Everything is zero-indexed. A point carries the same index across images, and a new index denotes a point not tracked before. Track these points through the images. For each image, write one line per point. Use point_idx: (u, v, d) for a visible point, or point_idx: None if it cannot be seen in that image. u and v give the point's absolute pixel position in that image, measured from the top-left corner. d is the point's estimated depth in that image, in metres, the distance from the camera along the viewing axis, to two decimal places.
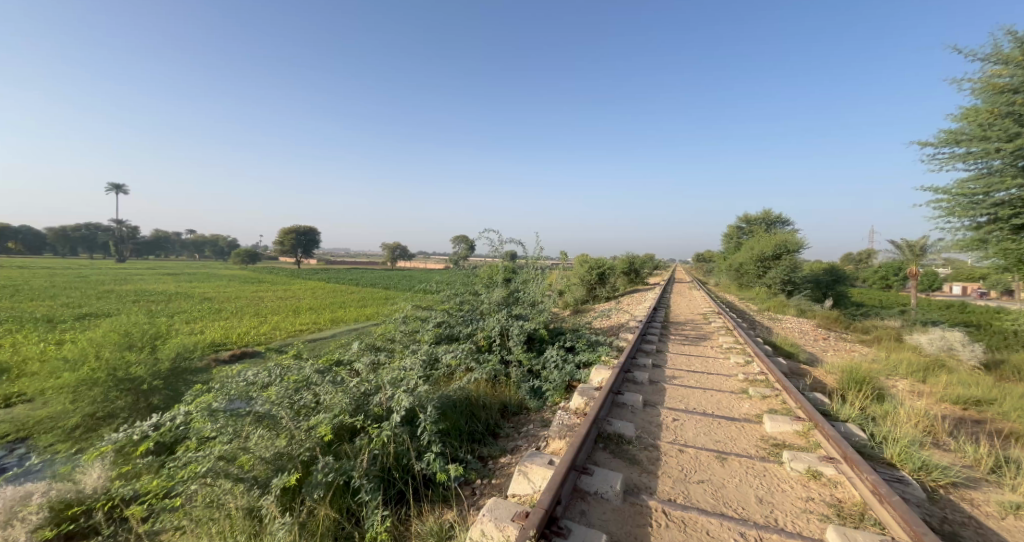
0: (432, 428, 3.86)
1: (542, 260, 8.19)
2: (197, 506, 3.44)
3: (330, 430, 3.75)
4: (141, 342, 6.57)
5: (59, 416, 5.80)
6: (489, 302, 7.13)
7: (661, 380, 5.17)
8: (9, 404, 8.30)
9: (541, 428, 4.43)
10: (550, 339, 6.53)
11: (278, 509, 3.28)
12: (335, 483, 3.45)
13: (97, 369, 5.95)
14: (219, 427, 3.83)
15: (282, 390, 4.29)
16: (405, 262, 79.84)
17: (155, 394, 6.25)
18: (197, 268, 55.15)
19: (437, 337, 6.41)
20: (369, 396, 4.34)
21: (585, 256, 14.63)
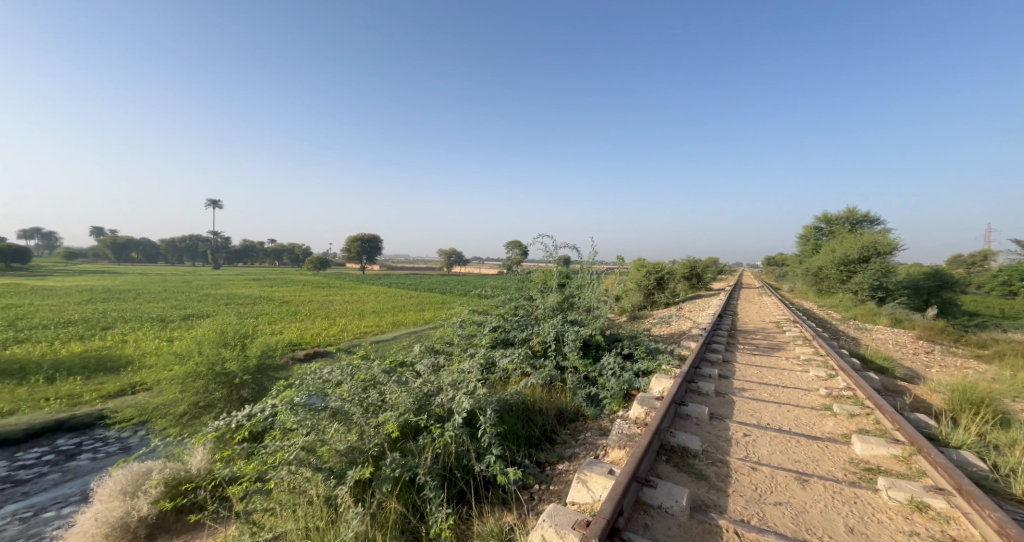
0: (492, 431, 3.94)
1: (598, 264, 8.01)
2: (282, 491, 3.79)
3: (396, 428, 3.96)
4: (233, 340, 7.29)
5: (171, 403, 6.64)
6: (544, 307, 7.14)
7: (729, 391, 4.89)
8: (133, 390, 9.62)
9: (599, 437, 4.37)
10: (607, 346, 6.41)
11: (351, 499, 3.54)
12: (402, 478, 3.64)
13: (200, 363, 6.72)
14: (299, 420, 4.18)
15: (352, 388, 4.59)
16: (462, 267, 81.92)
17: (245, 387, 6.92)
18: (277, 274, 60.49)
19: (493, 341, 6.54)
20: (431, 396, 4.52)
21: (643, 260, 14.18)
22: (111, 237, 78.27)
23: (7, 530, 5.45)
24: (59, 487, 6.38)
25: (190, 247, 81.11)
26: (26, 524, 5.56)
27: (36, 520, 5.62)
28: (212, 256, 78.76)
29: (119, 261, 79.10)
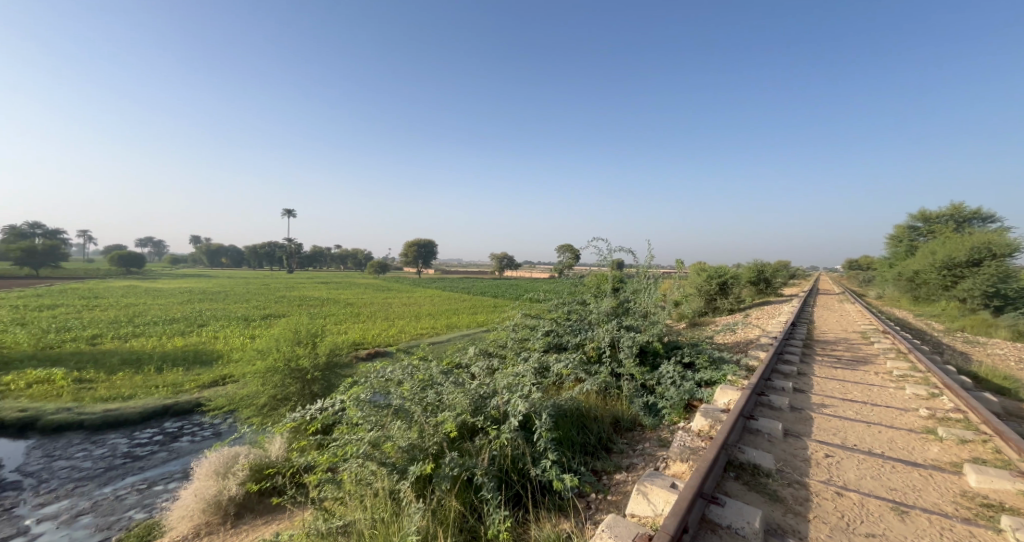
0: (548, 435, 3.89)
1: (654, 268, 7.71)
2: (351, 481, 4.00)
3: (454, 428, 4.02)
4: (305, 339, 7.78)
5: (254, 395, 7.24)
6: (598, 311, 6.96)
7: (805, 407, 4.50)
8: (223, 381, 10.59)
9: (659, 448, 4.18)
10: (665, 353, 6.13)
11: (413, 495, 3.65)
12: (460, 477, 3.69)
13: (278, 359, 7.25)
14: (364, 416, 4.38)
15: (412, 387, 4.73)
16: (515, 272, 82.52)
17: (316, 383, 7.37)
18: (343, 277, 64.40)
19: (547, 345, 6.50)
20: (487, 398, 4.55)
21: (704, 264, 13.52)
22: (204, 245, 87.30)
23: (127, 498, 6.21)
24: (166, 464, 7.16)
25: (268, 252, 88.44)
26: (141, 495, 6.29)
27: (149, 492, 6.35)
28: (286, 261, 85.31)
29: (210, 266, 87.88)
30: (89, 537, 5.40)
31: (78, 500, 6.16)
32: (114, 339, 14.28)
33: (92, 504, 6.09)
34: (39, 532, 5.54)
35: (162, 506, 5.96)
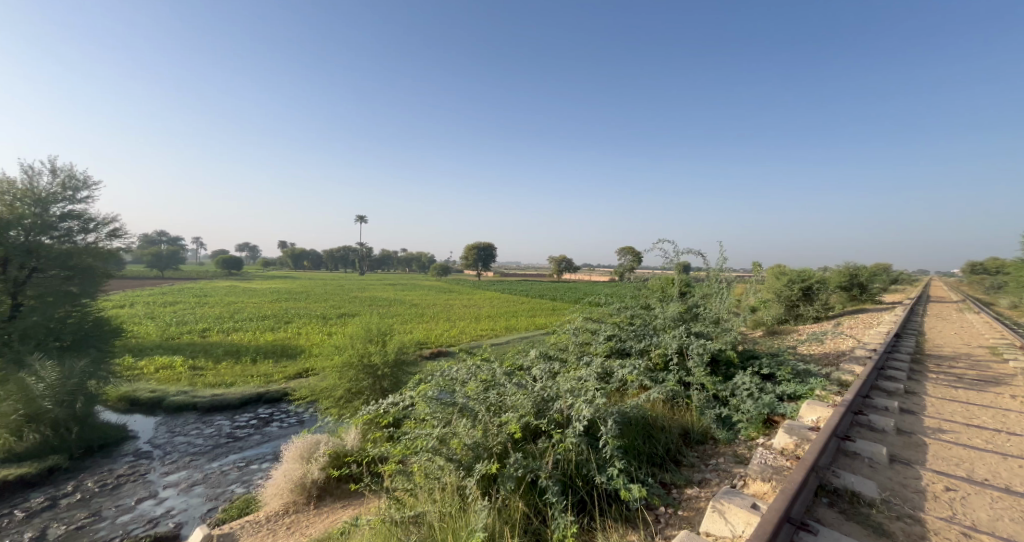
0: (614, 443, 3.81)
1: (727, 272, 7.29)
2: (421, 474, 4.21)
3: (518, 429, 4.07)
4: (376, 336, 8.24)
5: (333, 388, 7.82)
6: (664, 316, 6.69)
7: (913, 431, 4.01)
8: (305, 374, 11.53)
9: (735, 465, 3.95)
10: (740, 363, 5.75)
11: (479, 492, 3.77)
12: (525, 479, 3.74)
13: (351, 355, 7.76)
14: (432, 413, 4.57)
15: (476, 387, 4.85)
16: (575, 275, 81.66)
17: (386, 379, 7.81)
18: (409, 279, 67.71)
19: (609, 351, 6.37)
20: (550, 401, 4.54)
21: (784, 268, 12.55)
22: (289, 249, 95.97)
23: (230, 474, 6.95)
24: (261, 446, 7.93)
25: (343, 256, 94.81)
26: (241, 472, 7.03)
27: (248, 469, 7.08)
28: (359, 264, 90.93)
29: (293, 269, 95.94)
30: (201, 505, 6.13)
31: (193, 472, 7.01)
32: (219, 332, 16.10)
33: (203, 476, 6.90)
34: (164, 496, 6.38)
35: (258, 482, 6.62)
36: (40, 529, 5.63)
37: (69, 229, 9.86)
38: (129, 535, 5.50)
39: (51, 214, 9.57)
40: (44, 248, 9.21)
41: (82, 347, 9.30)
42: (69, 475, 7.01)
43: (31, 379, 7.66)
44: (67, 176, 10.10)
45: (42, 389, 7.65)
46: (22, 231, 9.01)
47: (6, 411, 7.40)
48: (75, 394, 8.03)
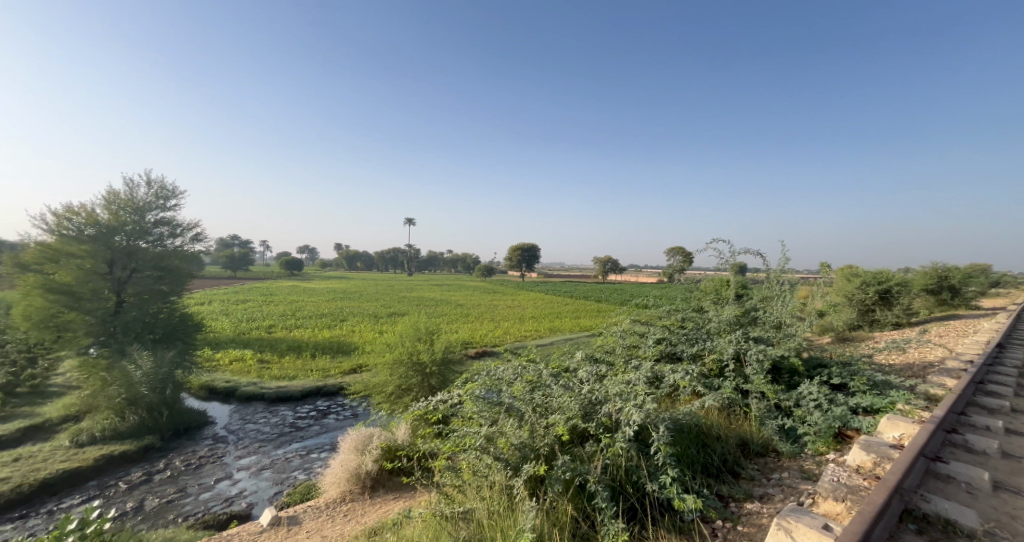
0: (666, 450, 3.70)
1: (788, 273, 6.86)
2: (469, 471, 4.32)
3: (565, 431, 4.06)
4: (424, 335, 8.48)
5: (385, 384, 8.15)
6: (718, 320, 6.42)
7: (1021, 456, 3.60)
8: (359, 370, 12.09)
9: (801, 481, 3.73)
10: (806, 372, 5.40)
11: (526, 492, 3.81)
12: (573, 482, 3.73)
13: (401, 353, 8.05)
14: (479, 411, 4.66)
15: (522, 388, 4.88)
16: (621, 277, 79.90)
17: (433, 377, 8.03)
18: (453, 280, 69.25)
19: (658, 355, 6.20)
20: (597, 404, 4.49)
21: (856, 269, 11.61)
22: (343, 252, 101.01)
23: (294, 461, 7.43)
24: (320, 436, 8.41)
25: (393, 257, 98.43)
26: (303, 459, 7.49)
27: (309, 458, 7.53)
28: (408, 265, 93.90)
29: (348, 270, 100.75)
30: (269, 488, 6.60)
31: (262, 457, 7.55)
32: (283, 329, 17.26)
33: (270, 461, 7.41)
34: (238, 478, 6.92)
35: (318, 470, 7.01)
36: (139, 500, 6.29)
37: (161, 234, 10.95)
38: (210, 511, 6.02)
39: (146, 221, 10.68)
40: (140, 251, 10.31)
41: (171, 339, 10.32)
42: (161, 453, 7.78)
43: (131, 367, 8.67)
44: (159, 187, 11.20)
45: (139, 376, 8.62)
46: (124, 237, 10.19)
47: (114, 395, 8.50)
48: (166, 382, 8.96)
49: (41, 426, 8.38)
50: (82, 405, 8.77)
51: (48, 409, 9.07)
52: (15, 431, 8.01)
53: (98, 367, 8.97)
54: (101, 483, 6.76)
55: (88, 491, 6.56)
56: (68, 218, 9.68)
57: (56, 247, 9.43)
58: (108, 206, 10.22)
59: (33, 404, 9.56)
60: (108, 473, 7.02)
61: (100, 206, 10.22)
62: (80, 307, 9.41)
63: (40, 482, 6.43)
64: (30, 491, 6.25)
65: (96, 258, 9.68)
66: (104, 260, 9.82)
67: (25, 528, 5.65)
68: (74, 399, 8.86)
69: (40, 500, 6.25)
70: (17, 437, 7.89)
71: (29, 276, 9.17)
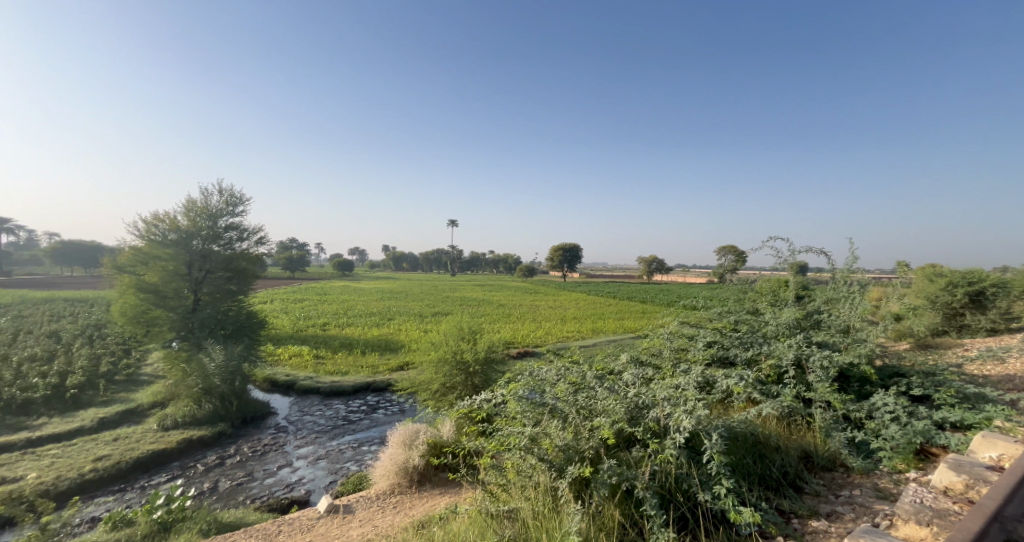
0: (720, 459, 3.51)
1: (857, 273, 6.36)
2: (514, 471, 4.32)
3: (611, 435, 3.95)
4: (468, 334, 8.57)
5: (431, 381, 8.32)
6: (776, 323, 6.05)
7: None
8: (406, 367, 12.44)
9: (876, 500, 3.44)
10: (878, 381, 4.97)
11: (571, 495, 3.76)
12: (620, 487, 3.63)
13: (444, 352, 8.19)
14: (522, 412, 4.62)
15: (565, 389, 4.80)
16: (666, 278, 77.50)
17: (477, 376, 8.11)
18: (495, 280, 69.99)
19: (709, 359, 5.92)
20: (645, 409, 4.33)
21: (939, 268, 10.59)
22: (390, 253, 104.73)
23: (346, 452, 7.74)
24: (370, 430, 8.73)
25: (436, 258, 100.84)
26: (354, 451, 7.79)
27: (360, 450, 7.82)
28: (452, 266, 95.54)
29: (394, 270, 104.39)
30: (325, 477, 6.92)
31: (317, 448, 7.93)
32: (335, 326, 18.12)
33: (325, 452, 7.77)
34: (297, 466, 7.31)
35: (369, 462, 7.27)
36: (214, 481, 6.78)
37: (231, 238, 11.69)
38: (273, 495, 6.39)
39: (219, 226, 11.43)
40: (213, 254, 11.12)
41: (240, 335, 11.09)
42: (232, 440, 8.38)
43: (206, 359, 9.40)
44: (229, 194, 11.98)
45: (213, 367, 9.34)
46: (200, 241, 11.04)
47: (192, 384, 9.26)
48: (236, 373, 9.59)
49: (135, 410, 9.27)
50: (167, 393, 9.61)
51: (140, 395, 10.02)
52: (114, 414, 8.91)
53: (179, 358, 9.96)
54: (183, 464, 7.36)
55: (172, 471, 7.15)
56: (155, 225, 10.64)
57: (146, 250, 10.46)
58: (187, 213, 11.08)
59: (127, 390, 10.59)
60: (188, 456, 7.64)
61: (181, 212, 11.11)
62: (165, 305, 10.43)
63: (134, 460, 7.10)
64: (126, 468, 6.91)
65: (176, 261, 10.60)
66: (183, 262, 10.73)
67: (123, 500, 6.25)
68: (161, 387, 9.73)
69: (134, 476, 6.89)
70: (116, 420, 8.76)
71: (125, 277, 10.27)
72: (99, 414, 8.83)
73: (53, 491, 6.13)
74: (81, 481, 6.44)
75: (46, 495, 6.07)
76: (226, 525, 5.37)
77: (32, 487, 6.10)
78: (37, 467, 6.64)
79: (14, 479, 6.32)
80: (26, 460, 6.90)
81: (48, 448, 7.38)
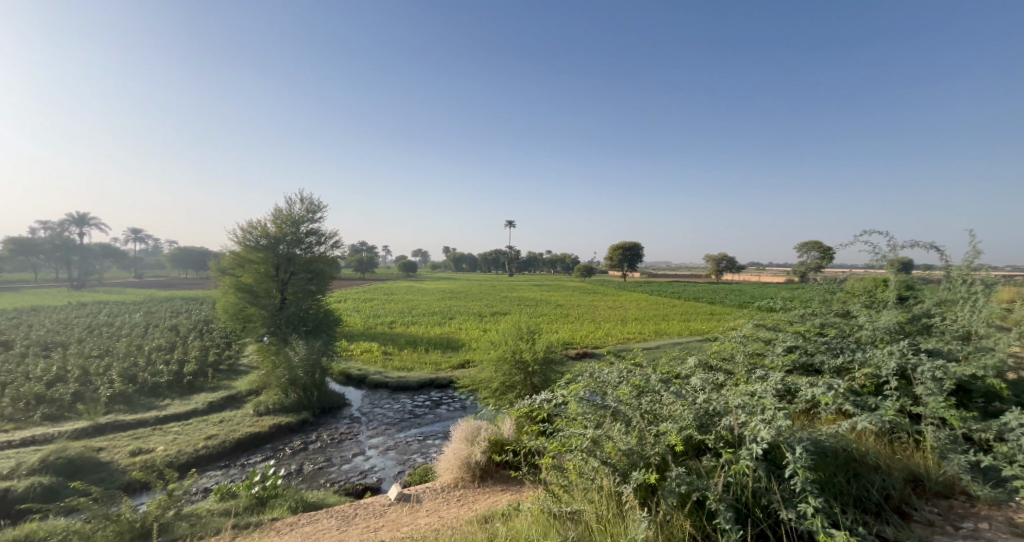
0: (807, 475, 3.18)
1: (975, 270, 5.53)
2: (575, 473, 4.22)
3: (679, 442, 3.72)
4: (525, 334, 8.53)
5: (491, 380, 8.41)
6: (873, 328, 5.41)
7: None
8: (467, 365, 12.71)
9: (1009, 538, 2.93)
10: (1007, 398, 4.25)
11: (636, 501, 3.60)
12: (689, 497, 3.42)
13: (504, 352, 8.22)
14: (583, 413, 4.47)
15: (628, 392, 4.60)
16: (734, 277, 72.99)
17: (536, 376, 8.05)
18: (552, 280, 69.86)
19: (790, 365, 5.42)
20: (716, 416, 4.04)
21: None
22: (451, 254, 108.13)
23: (413, 445, 8.02)
24: (435, 424, 8.99)
25: (495, 258, 102.45)
26: (420, 444, 8.06)
27: (426, 443, 8.08)
28: (511, 266, 96.55)
29: (455, 270, 107.59)
30: (394, 467, 7.22)
31: (386, 439, 8.31)
32: (402, 324, 18.99)
33: (394, 443, 8.12)
34: (369, 455, 7.70)
35: (434, 456, 7.49)
36: (299, 464, 7.32)
37: (311, 243, 12.59)
38: (349, 480, 6.78)
39: (301, 232, 12.36)
40: (296, 257, 12.02)
41: (319, 331, 11.93)
42: (313, 427, 9.01)
43: (291, 353, 10.20)
44: (308, 202, 12.91)
45: (297, 360, 10.12)
46: (286, 246, 12.01)
47: (280, 375, 10.09)
48: (316, 366, 10.30)
49: (235, 396, 10.29)
50: (260, 382, 10.58)
51: (239, 383, 11.13)
52: (220, 399, 9.96)
53: (270, 351, 10.92)
54: (274, 446, 8.03)
55: (265, 451, 7.82)
56: (249, 232, 11.74)
57: (242, 254, 11.57)
58: (274, 220, 12.08)
59: (229, 377, 11.81)
60: (278, 439, 8.32)
61: (269, 220, 12.15)
62: (257, 303, 11.45)
63: (236, 440, 7.85)
64: (229, 447, 7.66)
65: (267, 263, 11.66)
66: (272, 265, 11.77)
67: (228, 475, 6.92)
68: (256, 377, 10.73)
69: (235, 454, 7.62)
70: (221, 403, 9.78)
71: (226, 279, 11.45)
72: (208, 398, 9.91)
73: (175, 462, 6.96)
74: (196, 455, 7.24)
75: (171, 465, 6.91)
76: (312, 504, 5.76)
77: (160, 457, 6.98)
78: (163, 441, 7.59)
79: (147, 450, 7.26)
80: (155, 434, 7.91)
81: (170, 425, 8.40)
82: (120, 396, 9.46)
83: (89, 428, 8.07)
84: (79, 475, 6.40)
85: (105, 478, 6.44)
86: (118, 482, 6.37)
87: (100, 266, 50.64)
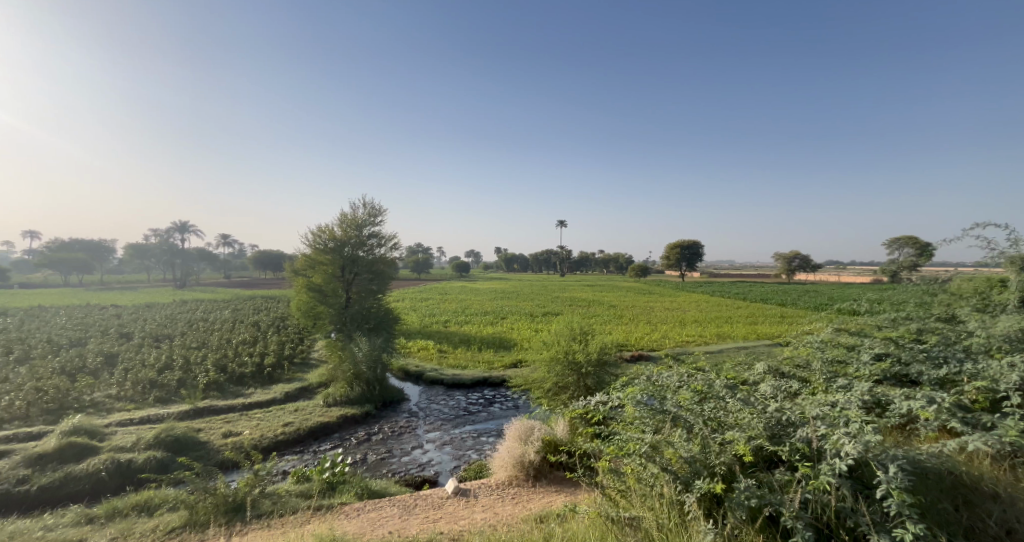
0: (902, 497, 2.81)
1: None
2: (634, 478, 4.06)
3: (749, 452, 3.44)
4: (578, 334, 8.34)
5: (544, 380, 8.33)
6: (985, 335, 4.71)
7: None
8: (520, 364, 12.72)
9: None
10: None
11: (700, 512, 3.38)
12: (760, 511, 3.15)
13: (557, 352, 8.10)
14: (641, 417, 4.27)
15: (689, 397, 4.33)
16: (805, 277, 67.71)
17: (589, 377, 7.87)
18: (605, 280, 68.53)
19: (880, 375, 4.85)
20: (791, 426, 3.69)
21: None
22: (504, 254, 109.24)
23: (468, 441, 8.13)
24: (488, 422, 9.06)
25: (547, 258, 102.11)
26: (474, 441, 8.15)
27: (480, 440, 8.17)
28: (563, 266, 95.88)
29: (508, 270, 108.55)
30: (450, 462, 7.35)
31: (443, 434, 8.48)
32: (456, 323, 19.39)
33: (449, 438, 8.27)
34: (427, 448, 7.90)
35: (489, 452, 7.55)
36: (363, 453, 7.67)
37: (373, 244, 13.17)
38: (409, 472, 6.99)
39: (364, 234, 12.97)
40: (359, 259, 12.64)
41: (380, 329, 12.47)
42: (376, 419, 9.40)
43: (355, 348, 10.73)
44: (371, 206, 13.50)
45: (361, 355, 10.63)
46: (350, 248, 12.66)
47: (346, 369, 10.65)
48: (378, 362, 10.75)
49: (308, 387, 10.99)
50: (328, 375, 11.22)
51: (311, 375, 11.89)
52: (295, 390, 10.68)
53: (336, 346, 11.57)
54: (341, 436, 8.47)
55: (333, 440, 8.26)
56: (318, 235, 12.49)
57: (313, 256, 12.34)
58: (340, 224, 12.74)
59: (302, 370, 12.64)
60: (344, 429, 8.77)
61: (336, 224, 12.84)
62: (326, 302, 12.19)
63: (308, 428, 8.37)
64: (302, 434, 8.17)
65: (334, 264, 12.33)
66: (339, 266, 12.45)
67: (302, 460, 7.39)
68: (325, 370, 11.39)
69: (307, 441, 8.12)
70: (296, 394, 10.50)
71: (299, 279, 12.29)
72: (285, 389, 10.66)
73: (259, 445, 7.55)
74: (275, 440, 7.80)
75: (255, 447, 7.51)
76: (377, 491, 6.00)
77: (247, 440, 7.61)
78: (249, 426, 8.26)
79: (236, 433, 7.93)
80: (242, 419, 8.63)
81: (255, 412, 9.13)
82: (214, 384, 10.43)
83: (190, 410, 8.97)
84: (183, 451, 7.10)
85: (203, 455, 7.11)
86: (214, 460, 7.01)
87: (196, 267, 56.43)
